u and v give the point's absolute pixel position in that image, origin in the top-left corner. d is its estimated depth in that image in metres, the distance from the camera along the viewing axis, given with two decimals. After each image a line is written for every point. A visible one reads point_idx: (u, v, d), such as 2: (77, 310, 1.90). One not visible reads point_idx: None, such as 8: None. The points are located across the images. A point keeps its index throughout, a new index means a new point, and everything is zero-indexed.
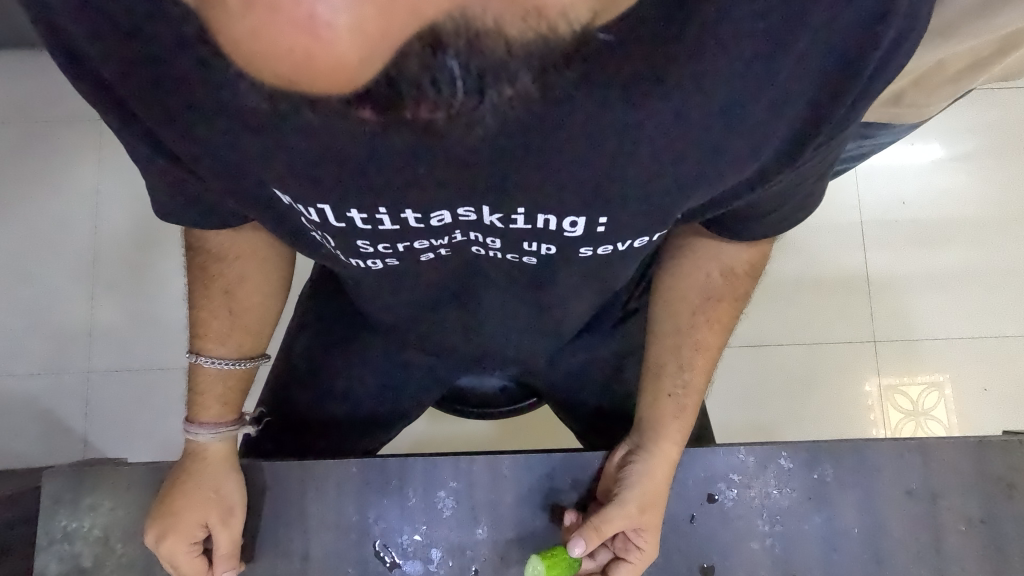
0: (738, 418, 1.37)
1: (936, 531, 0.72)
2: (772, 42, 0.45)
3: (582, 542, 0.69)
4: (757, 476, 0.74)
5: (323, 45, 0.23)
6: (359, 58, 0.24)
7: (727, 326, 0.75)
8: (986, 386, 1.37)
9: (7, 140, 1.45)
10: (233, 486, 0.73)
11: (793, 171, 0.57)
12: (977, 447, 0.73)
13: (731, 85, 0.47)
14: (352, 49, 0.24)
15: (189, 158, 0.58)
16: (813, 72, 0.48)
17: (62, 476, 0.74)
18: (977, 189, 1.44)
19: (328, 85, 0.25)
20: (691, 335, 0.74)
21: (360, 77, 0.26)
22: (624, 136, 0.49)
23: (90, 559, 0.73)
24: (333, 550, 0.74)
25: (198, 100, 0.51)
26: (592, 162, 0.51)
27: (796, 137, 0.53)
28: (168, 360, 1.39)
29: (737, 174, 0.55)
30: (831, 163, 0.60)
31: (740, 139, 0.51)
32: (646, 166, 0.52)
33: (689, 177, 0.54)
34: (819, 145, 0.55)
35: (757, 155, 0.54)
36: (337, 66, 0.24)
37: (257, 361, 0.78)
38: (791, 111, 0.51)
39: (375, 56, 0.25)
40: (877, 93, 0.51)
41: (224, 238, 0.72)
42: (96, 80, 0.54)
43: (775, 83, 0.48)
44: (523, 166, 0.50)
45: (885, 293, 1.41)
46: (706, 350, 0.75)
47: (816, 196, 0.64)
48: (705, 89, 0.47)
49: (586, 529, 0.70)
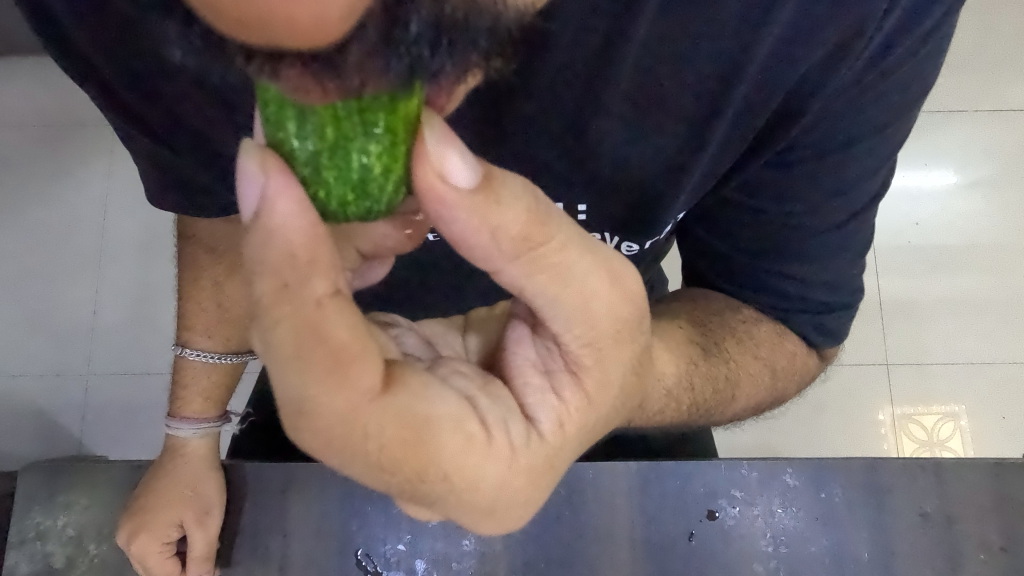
0: (745, 440, 1.33)
1: (952, 558, 0.67)
2: (742, 19, 0.46)
3: (525, 222, 0.34)
4: (760, 493, 0.70)
5: (302, 6, 0.20)
6: (343, 16, 0.22)
7: (763, 352, 0.67)
8: (1002, 414, 1.31)
9: (21, 145, 1.47)
10: (212, 486, 0.71)
11: (763, 160, 0.59)
12: (993, 469, 0.69)
13: (707, 55, 0.48)
14: (337, 8, 0.21)
15: (181, 139, 0.59)
16: (785, 50, 0.49)
17: (38, 471, 0.70)
18: (990, 214, 1.40)
19: (310, 44, 0.22)
20: (720, 319, 0.66)
21: (339, 37, 0.23)
22: (599, 115, 0.50)
23: (61, 560, 0.69)
24: (313, 558, 0.68)
25: (189, 77, 0.52)
26: (565, 142, 0.52)
27: (777, 117, 0.55)
28: (162, 363, 1.37)
29: (721, 162, 0.57)
30: (828, 201, 0.60)
31: (720, 120, 0.52)
32: (622, 142, 0.53)
33: (672, 155, 0.54)
34: (797, 140, 0.57)
35: (739, 143, 0.55)
36: (317, 27, 0.21)
37: (242, 357, 0.77)
38: (770, 87, 0.51)
39: (357, 13, 0.22)
40: (849, 68, 0.52)
41: (216, 226, 0.73)
42: (90, 61, 0.56)
43: (753, 58, 0.48)
44: (501, 140, 0.51)
45: (897, 319, 1.36)
46: (746, 343, 0.66)
47: (836, 207, 0.60)
48: (677, 68, 0.48)
49: (541, 204, 0.34)
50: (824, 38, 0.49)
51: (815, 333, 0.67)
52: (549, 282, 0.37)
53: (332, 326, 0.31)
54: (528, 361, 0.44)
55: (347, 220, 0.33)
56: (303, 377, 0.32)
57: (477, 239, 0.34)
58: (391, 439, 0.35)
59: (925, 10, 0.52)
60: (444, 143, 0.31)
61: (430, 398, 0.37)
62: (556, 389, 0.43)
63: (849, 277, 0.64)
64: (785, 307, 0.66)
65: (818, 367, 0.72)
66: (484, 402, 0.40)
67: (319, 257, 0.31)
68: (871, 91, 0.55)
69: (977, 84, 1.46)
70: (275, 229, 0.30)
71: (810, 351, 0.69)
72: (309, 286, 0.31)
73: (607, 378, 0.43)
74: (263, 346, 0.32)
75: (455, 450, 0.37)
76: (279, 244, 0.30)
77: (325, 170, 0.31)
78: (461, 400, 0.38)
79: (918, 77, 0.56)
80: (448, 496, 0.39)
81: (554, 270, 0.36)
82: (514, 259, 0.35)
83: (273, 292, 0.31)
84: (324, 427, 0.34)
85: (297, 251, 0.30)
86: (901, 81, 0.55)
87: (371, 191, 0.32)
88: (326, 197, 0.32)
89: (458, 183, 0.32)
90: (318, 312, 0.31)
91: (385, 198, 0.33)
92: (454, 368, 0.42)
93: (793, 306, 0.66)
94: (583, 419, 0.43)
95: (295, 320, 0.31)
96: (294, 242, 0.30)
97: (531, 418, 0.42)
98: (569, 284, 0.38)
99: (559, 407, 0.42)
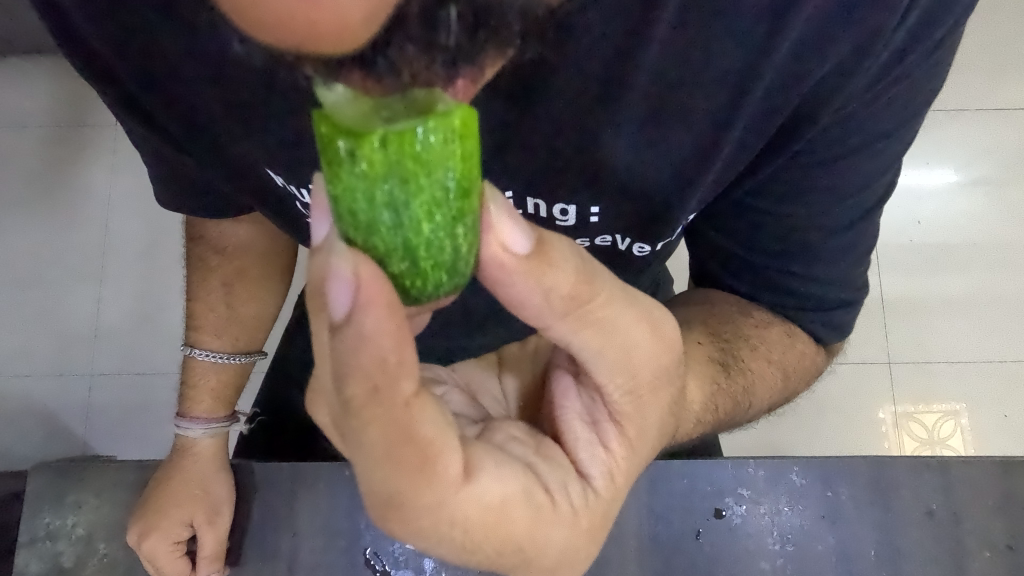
0: (748, 439, 1.34)
1: (958, 556, 0.67)
2: (757, 20, 0.46)
3: (574, 282, 0.36)
4: (767, 492, 0.70)
5: (324, 8, 0.21)
6: (364, 20, 0.22)
7: (776, 355, 0.67)
8: (1005, 412, 1.32)
9: (24, 145, 1.47)
10: (221, 485, 0.71)
11: (777, 164, 0.58)
12: (999, 468, 0.69)
13: (721, 60, 0.48)
14: (358, 10, 0.21)
15: (192, 141, 0.60)
16: (800, 53, 0.49)
17: (48, 471, 0.71)
18: (992, 212, 1.41)
19: (334, 49, 0.23)
20: (734, 327, 0.67)
21: (363, 39, 0.23)
22: (611, 117, 0.50)
23: (71, 560, 0.69)
24: (322, 557, 0.68)
25: (200, 77, 0.53)
26: (579, 144, 0.52)
27: (791, 121, 0.55)
28: (168, 363, 1.37)
29: (734, 166, 0.57)
30: (838, 202, 0.60)
31: (733, 123, 0.52)
32: (637, 146, 0.53)
33: (685, 159, 0.54)
34: (810, 143, 0.57)
35: (753, 146, 0.55)
36: (339, 31, 0.22)
37: (252, 357, 0.78)
38: (785, 92, 0.51)
39: (379, 17, 0.23)
40: (864, 75, 0.52)
41: (224, 227, 0.73)
42: (101, 61, 0.56)
43: (768, 63, 0.48)
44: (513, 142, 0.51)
45: (899, 317, 1.37)
46: (762, 355, 0.67)
47: (847, 207, 0.60)
48: (691, 71, 0.48)
49: (586, 263, 0.36)
50: (840, 41, 0.49)
51: (825, 330, 0.68)
52: (594, 336, 0.39)
53: (421, 424, 0.33)
54: (576, 414, 0.46)
55: (437, 299, 0.34)
56: (391, 475, 0.34)
57: (532, 301, 0.36)
58: (471, 522, 0.38)
59: (939, 14, 0.52)
60: (504, 214, 0.33)
61: (496, 475, 0.38)
62: (604, 442, 0.45)
63: (856, 276, 0.65)
64: (795, 305, 0.67)
65: (824, 363, 0.72)
66: (543, 469, 0.42)
67: (407, 355, 0.31)
68: (884, 96, 0.55)
69: (979, 82, 1.47)
70: (367, 337, 0.31)
71: (819, 347, 0.70)
72: (398, 387, 0.32)
73: (647, 423, 0.45)
74: (354, 454, 0.34)
75: (524, 522, 0.40)
76: (370, 347, 0.31)
77: (413, 260, 0.32)
78: (523, 472, 0.40)
79: (929, 78, 0.56)
80: (521, 563, 0.42)
81: (599, 324, 0.38)
82: (565, 317, 0.37)
83: (365, 394, 0.31)
84: (413, 519, 0.36)
85: (387, 355, 0.31)
86: (912, 83, 0.55)
87: (445, 263, 0.32)
88: (419, 281, 0.32)
89: (515, 251, 0.34)
90: (406, 411, 0.32)
91: (470, 270, 0.34)
92: (508, 434, 0.44)
93: (804, 304, 0.66)
94: (630, 467, 0.45)
95: (385, 421, 0.32)
96: (384, 347, 0.31)
97: (585, 476, 0.44)
98: (614, 340, 0.40)
99: (608, 460, 0.45)
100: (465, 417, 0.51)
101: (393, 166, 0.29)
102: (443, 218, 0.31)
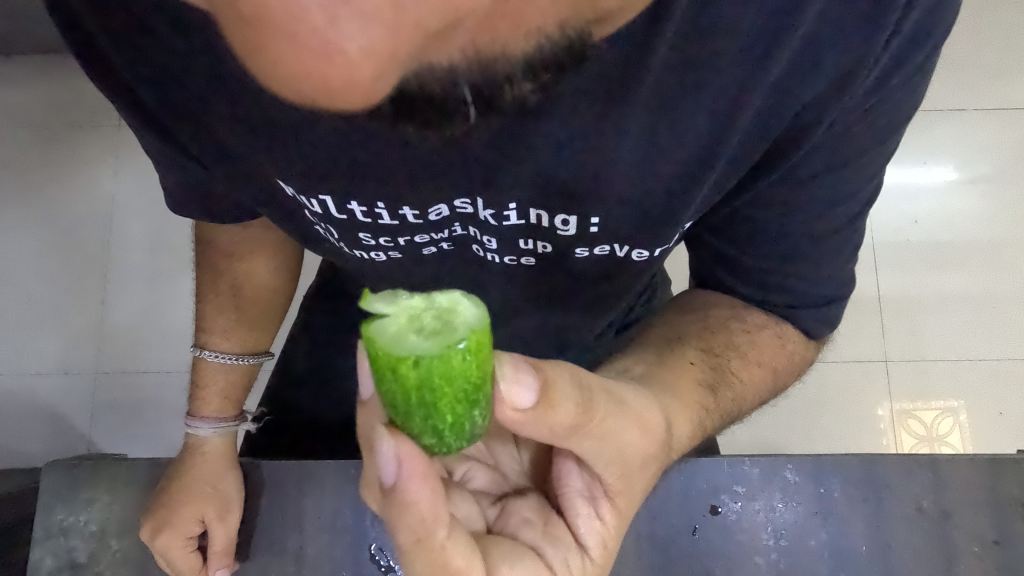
0: (747, 437, 1.35)
1: (948, 550, 0.69)
2: (752, 41, 0.48)
3: (575, 413, 0.46)
4: (762, 489, 0.72)
5: (337, 67, 0.25)
6: (373, 77, 0.26)
7: (764, 359, 0.70)
8: (1000, 410, 1.33)
9: (29, 144, 1.49)
10: (231, 482, 0.73)
11: (774, 174, 0.60)
12: (989, 465, 0.71)
13: (718, 79, 0.50)
14: (367, 69, 0.25)
15: (203, 151, 0.61)
16: (793, 70, 0.51)
17: (62, 469, 0.73)
18: (990, 211, 1.42)
19: (349, 102, 0.27)
20: (726, 339, 0.70)
21: (375, 94, 0.27)
22: (612, 134, 0.52)
23: (84, 555, 0.71)
24: (329, 553, 0.70)
25: (212, 90, 0.54)
26: (580, 159, 0.54)
27: (786, 135, 0.56)
28: (174, 363, 1.39)
29: (730, 177, 0.59)
30: (832, 210, 0.62)
31: (729, 137, 0.54)
32: (637, 159, 0.55)
33: (683, 171, 0.56)
34: (806, 155, 0.59)
35: (749, 158, 0.57)
36: (351, 87, 0.26)
37: (260, 358, 0.80)
38: (779, 108, 0.53)
39: (388, 76, 0.26)
40: (854, 93, 0.54)
41: (233, 232, 0.75)
42: (116, 74, 0.58)
43: (762, 83, 0.50)
44: (516, 157, 0.53)
45: (897, 316, 1.39)
46: (752, 364, 0.70)
47: (839, 213, 0.62)
48: (688, 88, 0.50)
49: (582, 398, 0.47)
50: (831, 59, 0.51)
51: (817, 327, 0.70)
52: (592, 445, 0.49)
53: (453, 558, 0.46)
54: (577, 492, 0.55)
55: (461, 445, 0.46)
56: None
57: (539, 433, 0.46)
58: None
59: (929, 31, 0.54)
60: (510, 386, 0.43)
61: (512, 567, 0.50)
62: (599, 515, 0.55)
63: (845, 274, 0.67)
64: (789, 302, 0.68)
65: (814, 356, 0.75)
66: (549, 550, 0.53)
67: (438, 507, 0.45)
68: (876, 111, 0.57)
69: (976, 81, 1.48)
70: (411, 500, 0.44)
71: (808, 342, 0.72)
72: (435, 533, 0.45)
73: (632, 493, 0.56)
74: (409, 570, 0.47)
75: None
76: (416, 504, 0.44)
77: (440, 431, 0.44)
78: (534, 558, 0.52)
79: (919, 90, 0.58)
80: None
81: (596, 436, 0.49)
82: (567, 437, 0.48)
83: (415, 535, 0.45)
84: None
85: (425, 510, 0.44)
86: (904, 96, 0.57)
87: (461, 432, 0.44)
88: (445, 440, 0.45)
89: (523, 405, 0.43)
90: (443, 548, 0.45)
91: (483, 424, 0.45)
92: (522, 518, 0.56)
93: (798, 302, 0.68)
94: (619, 532, 0.56)
95: (429, 553, 0.45)
96: (423, 506, 0.44)
97: (583, 544, 0.55)
98: (609, 445, 0.50)
99: (602, 529, 0.55)
100: (487, 492, 0.61)
101: (422, 381, 0.40)
102: (459, 406, 0.42)
